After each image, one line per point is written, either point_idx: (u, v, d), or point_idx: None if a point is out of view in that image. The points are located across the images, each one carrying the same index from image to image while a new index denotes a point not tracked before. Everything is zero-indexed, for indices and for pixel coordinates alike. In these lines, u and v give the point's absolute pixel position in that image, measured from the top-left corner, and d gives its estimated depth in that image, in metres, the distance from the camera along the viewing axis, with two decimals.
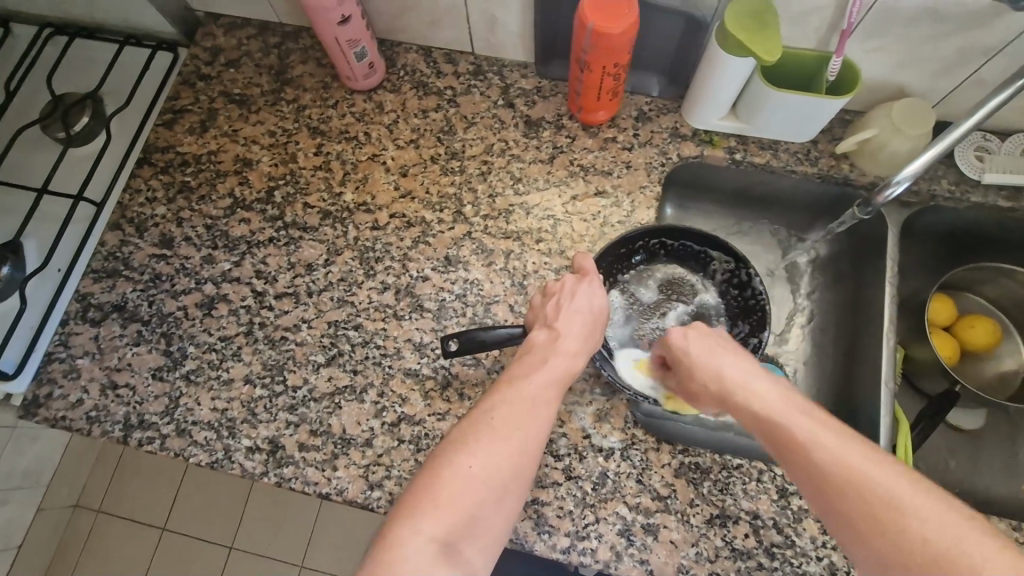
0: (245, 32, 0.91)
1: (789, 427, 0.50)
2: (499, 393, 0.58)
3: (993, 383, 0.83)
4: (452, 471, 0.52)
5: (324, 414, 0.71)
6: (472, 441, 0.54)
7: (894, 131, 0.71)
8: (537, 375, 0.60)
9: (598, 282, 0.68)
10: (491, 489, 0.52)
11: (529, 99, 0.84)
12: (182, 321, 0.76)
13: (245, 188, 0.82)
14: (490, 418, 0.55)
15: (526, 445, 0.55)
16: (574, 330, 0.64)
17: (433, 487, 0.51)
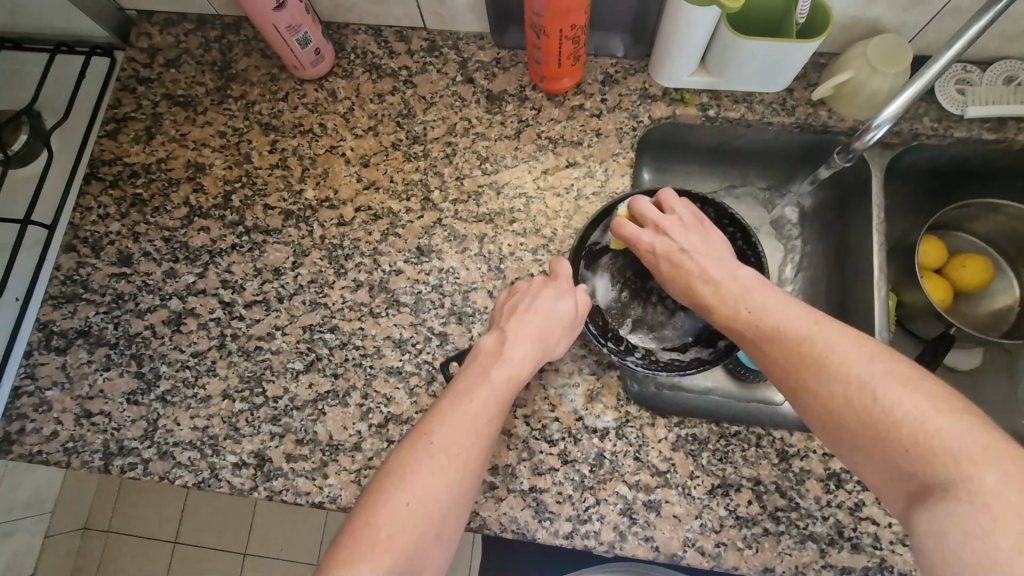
0: (183, 29, 0.85)
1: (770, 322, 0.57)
2: (437, 415, 0.59)
3: (983, 321, 0.82)
4: (385, 509, 0.52)
5: (309, 421, 0.69)
6: (409, 471, 0.55)
7: (871, 71, 0.68)
8: (479, 391, 0.60)
9: (557, 285, 0.67)
10: (428, 520, 0.53)
11: (488, 72, 0.79)
12: (150, 340, 0.73)
13: (200, 195, 0.78)
14: (428, 443, 0.56)
15: (463, 472, 0.56)
16: (524, 337, 0.63)
17: (368, 521, 0.52)
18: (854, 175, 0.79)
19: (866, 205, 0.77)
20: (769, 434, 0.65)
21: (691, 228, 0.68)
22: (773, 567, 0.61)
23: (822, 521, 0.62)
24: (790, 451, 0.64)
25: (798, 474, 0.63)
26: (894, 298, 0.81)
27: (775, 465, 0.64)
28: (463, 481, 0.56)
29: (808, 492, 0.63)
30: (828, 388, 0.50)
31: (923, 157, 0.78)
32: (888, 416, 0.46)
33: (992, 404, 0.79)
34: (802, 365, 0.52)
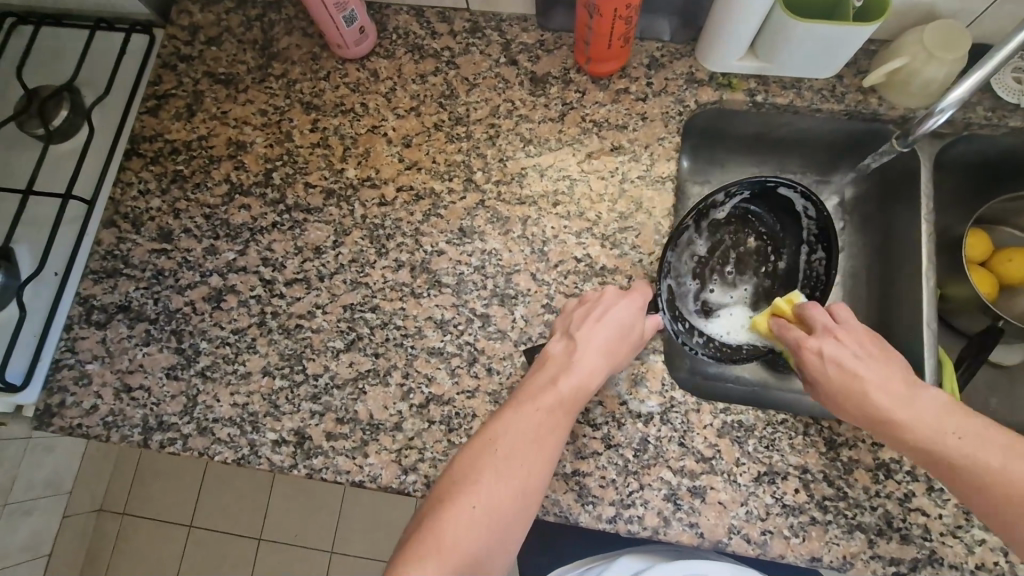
0: (223, 6, 0.85)
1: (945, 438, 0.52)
2: (504, 421, 0.59)
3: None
4: (452, 515, 0.54)
5: (349, 400, 0.68)
6: (475, 475, 0.56)
7: (927, 57, 0.67)
8: (545, 398, 0.60)
9: (635, 299, 0.65)
10: (492, 524, 0.54)
11: (532, 54, 0.79)
12: (190, 316, 0.73)
13: (241, 172, 0.78)
14: (494, 447, 0.57)
15: (529, 479, 0.57)
16: (591, 346, 0.62)
17: (434, 525, 0.54)
18: (895, 164, 0.78)
19: (910, 196, 0.76)
20: (817, 423, 0.64)
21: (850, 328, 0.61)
22: (821, 557, 0.60)
23: (870, 510, 0.61)
24: (838, 440, 0.63)
25: (846, 463, 0.63)
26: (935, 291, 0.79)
27: (822, 454, 0.63)
28: (527, 488, 0.56)
29: (856, 482, 0.62)
30: None
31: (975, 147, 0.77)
32: None
33: None
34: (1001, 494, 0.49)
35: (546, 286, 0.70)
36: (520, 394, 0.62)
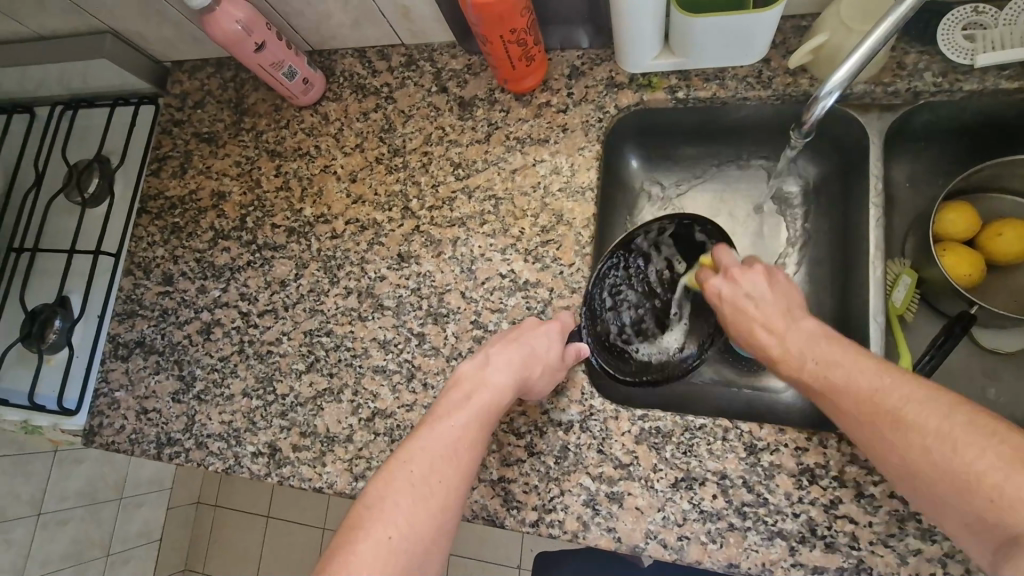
0: (205, 73, 0.97)
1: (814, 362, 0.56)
2: (418, 443, 0.61)
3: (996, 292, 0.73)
4: (369, 543, 0.54)
5: (310, 416, 0.77)
6: (389, 499, 0.57)
7: (847, 31, 0.62)
8: (460, 417, 0.62)
9: (556, 332, 0.67)
10: (411, 545, 0.55)
11: (460, 79, 0.82)
12: (188, 347, 0.86)
13: (222, 220, 0.89)
14: (408, 468, 0.59)
15: (447, 494, 0.58)
16: (507, 362, 0.64)
17: (348, 555, 0.54)
18: (848, 138, 0.73)
19: (863, 175, 0.72)
20: (737, 427, 0.63)
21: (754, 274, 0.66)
22: (738, 563, 0.60)
23: (791, 517, 0.60)
24: (758, 445, 0.62)
25: (767, 468, 0.62)
26: (912, 276, 0.72)
27: (742, 459, 0.62)
28: (444, 506, 0.58)
29: (778, 488, 0.61)
30: (902, 443, 0.48)
31: (939, 116, 0.70)
32: (937, 458, 0.46)
33: None
34: (863, 404, 0.51)
35: (474, 303, 0.74)
36: (431, 416, 0.64)
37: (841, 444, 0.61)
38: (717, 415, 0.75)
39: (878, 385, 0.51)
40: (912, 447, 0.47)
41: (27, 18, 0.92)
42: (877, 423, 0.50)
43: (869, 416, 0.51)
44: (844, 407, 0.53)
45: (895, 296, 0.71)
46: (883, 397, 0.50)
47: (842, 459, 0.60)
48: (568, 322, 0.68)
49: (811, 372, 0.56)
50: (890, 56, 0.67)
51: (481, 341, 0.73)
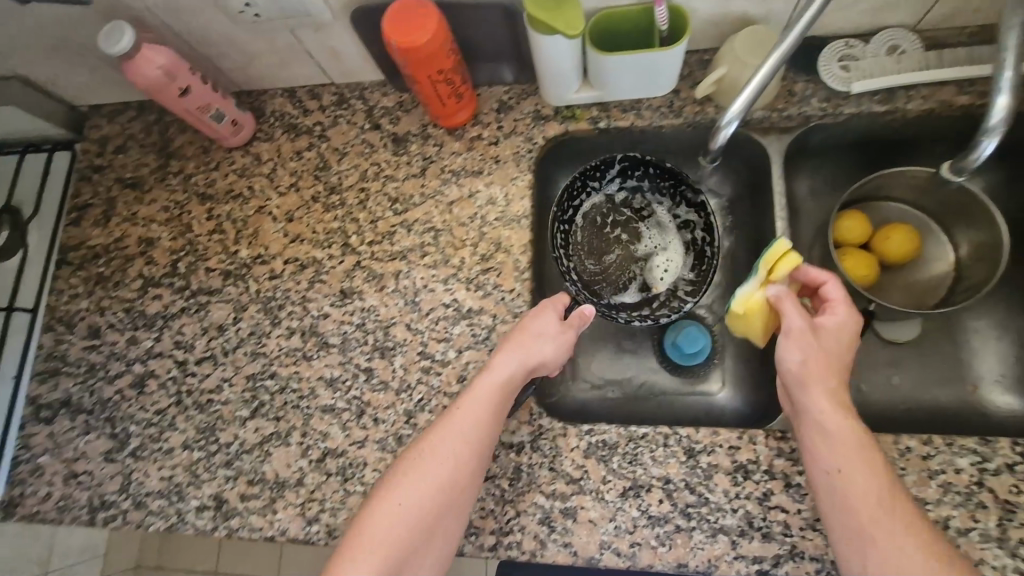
0: (126, 116, 0.94)
1: (827, 436, 0.58)
2: (433, 434, 0.63)
3: (900, 289, 0.82)
4: (382, 512, 0.60)
5: (257, 463, 0.75)
6: (402, 476, 0.62)
7: (741, 66, 0.69)
8: (469, 401, 0.64)
9: (552, 317, 0.69)
10: (415, 519, 0.60)
11: (393, 116, 0.84)
12: (120, 403, 0.81)
13: (152, 267, 0.86)
14: (420, 453, 0.63)
15: (447, 480, 0.61)
16: (510, 350, 0.67)
17: (365, 518, 0.61)
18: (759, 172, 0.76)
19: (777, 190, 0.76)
20: (676, 433, 0.67)
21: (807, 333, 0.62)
22: (687, 563, 0.63)
23: (731, 513, 0.64)
24: (697, 448, 0.66)
25: (705, 469, 0.66)
26: None
27: (682, 463, 0.66)
28: (444, 490, 0.61)
29: (717, 486, 0.65)
30: (861, 524, 0.53)
31: (830, 135, 0.78)
32: (886, 551, 0.52)
33: (927, 374, 0.78)
34: (844, 484, 0.55)
35: (420, 334, 0.76)
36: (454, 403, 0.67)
37: (769, 439, 0.65)
38: (650, 422, 0.80)
39: (853, 460, 0.56)
40: (863, 535, 0.53)
41: None
42: (846, 504, 0.55)
43: (845, 498, 0.55)
44: (835, 479, 0.56)
45: None
46: (864, 495, 0.54)
47: (771, 453, 0.65)
48: (555, 307, 0.70)
49: (812, 429, 0.59)
50: (781, 85, 0.75)
51: (429, 371, 0.74)
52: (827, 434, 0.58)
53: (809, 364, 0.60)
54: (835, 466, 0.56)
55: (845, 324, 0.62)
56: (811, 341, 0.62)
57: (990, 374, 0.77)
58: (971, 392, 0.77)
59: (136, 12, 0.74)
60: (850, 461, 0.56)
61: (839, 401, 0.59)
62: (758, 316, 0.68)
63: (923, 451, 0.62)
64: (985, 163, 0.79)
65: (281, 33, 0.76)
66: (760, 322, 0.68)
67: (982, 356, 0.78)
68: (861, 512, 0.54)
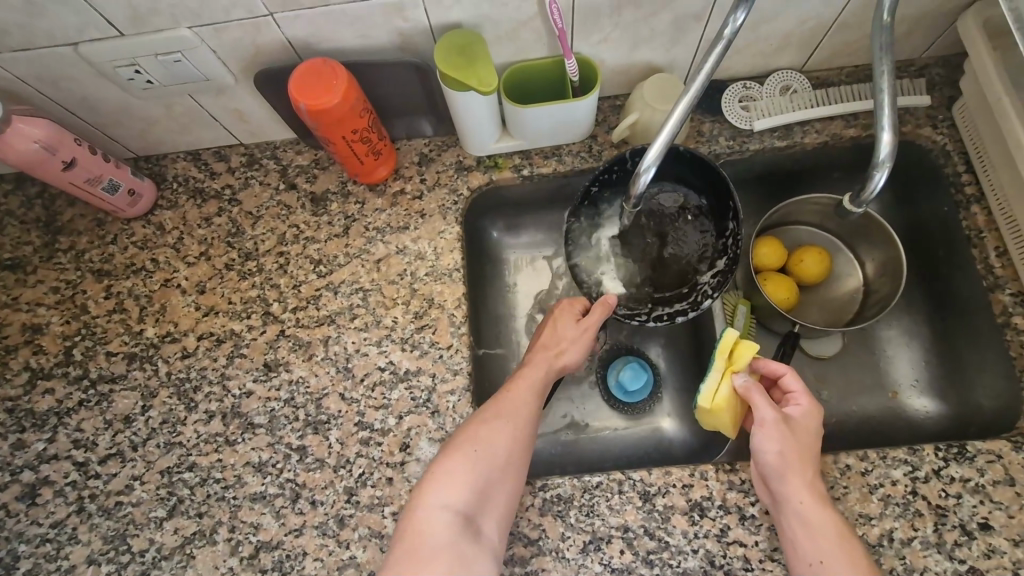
0: (1, 190, 0.84)
1: (803, 521, 0.57)
2: (502, 395, 0.64)
3: (819, 307, 0.86)
4: (455, 462, 0.58)
5: (179, 569, 0.67)
6: (473, 430, 0.60)
7: (652, 110, 0.72)
8: (524, 376, 0.65)
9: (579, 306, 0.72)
10: (488, 467, 0.58)
11: (309, 174, 0.81)
12: (5, 520, 0.70)
13: (40, 356, 0.76)
14: (488, 411, 0.62)
15: (521, 431, 0.61)
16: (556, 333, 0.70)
17: (435, 471, 0.58)
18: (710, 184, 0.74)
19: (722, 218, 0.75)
20: (630, 478, 0.66)
21: (780, 426, 0.59)
22: None
23: (692, 554, 0.63)
24: (651, 491, 0.65)
25: (662, 512, 0.65)
26: (746, 305, 0.81)
27: (639, 509, 0.65)
28: (518, 439, 0.60)
29: (675, 528, 0.64)
30: None
31: (740, 169, 0.82)
32: None
33: (852, 385, 0.83)
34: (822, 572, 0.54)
35: (356, 404, 0.71)
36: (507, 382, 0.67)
37: (719, 473, 0.66)
38: (592, 471, 0.78)
39: (834, 550, 0.55)
40: None
41: None
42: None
43: None
44: (813, 562, 0.55)
45: (737, 323, 0.80)
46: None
47: (722, 487, 0.65)
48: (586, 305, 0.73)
49: (789, 513, 0.58)
50: (690, 126, 0.78)
51: (368, 443, 0.69)
52: (803, 518, 0.57)
53: (788, 457, 0.58)
54: (810, 547, 0.56)
55: (810, 412, 0.61)
56: (783, 433, 0.59)
57: (906, 379, 0.82)
58: (892, 399, 0.82)
59: (5, 81, 0.66)
60: (826, 546, 0.55)
61: (815, 490, 0.58)
62: (726, 412, 0.64)
63: (860, 467, 0.65)
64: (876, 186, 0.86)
65: (179, 97, 0.72)
66: (728, 418, 0.64)
67: (897, 363, 0.83)
68: None
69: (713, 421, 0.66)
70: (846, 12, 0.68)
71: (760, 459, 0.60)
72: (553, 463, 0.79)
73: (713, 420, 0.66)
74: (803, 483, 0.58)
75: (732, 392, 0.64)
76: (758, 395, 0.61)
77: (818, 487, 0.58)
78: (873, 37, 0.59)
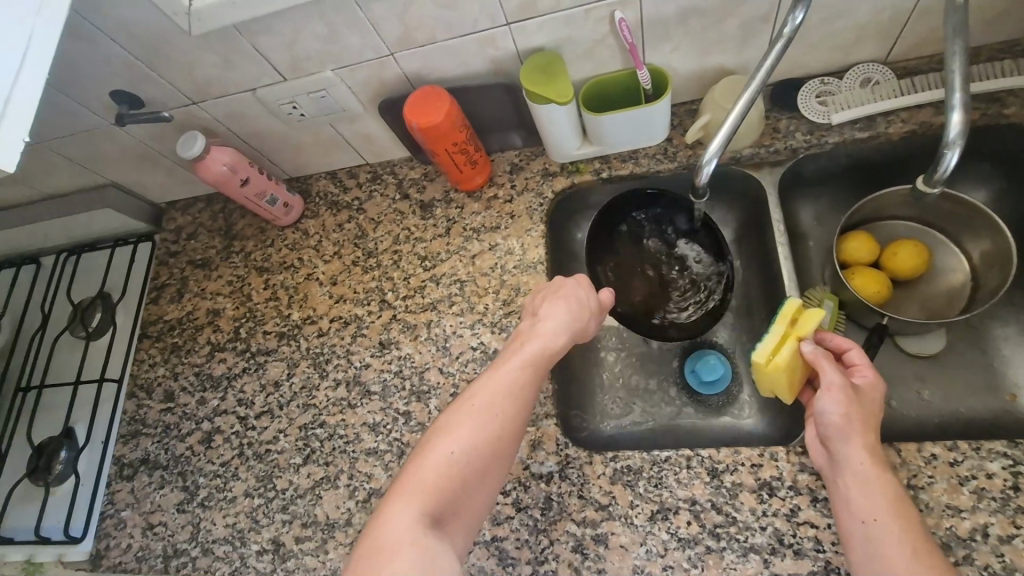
0: (197, 208, 1.09)
1: (860, 479, 0.56)
2: (483, 379, 0.65)
3: (921, 305, 0.83)
4: (435, 455, 0.59)
5: (310, 506, 0.82)
6: (453, 419, 0.61)
7: (722, 111, 0.77)
8: (513, 361, 0.66)
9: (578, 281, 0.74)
10: (468, 461, 0.59)
11: (420, 185, 0.96)
12: (191, 457, 0.90)
13: (218, 334, 0.97)
14: (471, 401, 0.62)
15: (505, 421, 0.62)
16: (551, 316, 0.70)
17: (418, 461, 0.59)
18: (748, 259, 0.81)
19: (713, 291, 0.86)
20: (698, 455, 0.69)
21: (847, 389, 0.59)
22: None
23: (760, 531, 0.65)
24: (720, 468, 0.68)
25: (730, 488, 0.67)
26: (834, 299, 0.80)
27: (707, 484, 0.68)
28: (498, 431, 0.61)
29: (743, 505, 0.66)
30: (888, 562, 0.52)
31: (822, 164, 0.83)
32: None
33: (960, 386, 0.78)
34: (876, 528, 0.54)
35: (452, 377, 0.82)
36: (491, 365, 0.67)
37: (790, 455, 0.67)
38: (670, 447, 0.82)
39: (888, 508, 0.54)
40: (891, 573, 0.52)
41: (38, 181, 1.02)
42: (876, 542, 0.53)
43: (875, 535, 0.54)
44: (866, 517, 0.55)
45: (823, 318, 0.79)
46: (894, 535, 0.53)
47: (794, 468, 0.66)
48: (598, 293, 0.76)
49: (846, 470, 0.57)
50: (766, 124, 0.81)
51: None
52: (860, 477, 0.56)
53: (851, 419, 0.58)
54: (866, 503, 0.55)
55: (876, 384, 0.62)
56: (849, 395, 0.59)
57: None
58: (1008, 402, 0.76)
59: (206, 121, 0.89)
60: (882, 502, 0.55)
61: (876, 454, 0.57)
62: (783, 370, 0.65)
63: (949, 457, 0.62)
64: (982, 176, 0.81)
65: (323, 126, 0.90)
66: (784, 377, 0.66)
67: (1016, 363, 0.77)
68: (893, 551, 0.52)
69: (766, 379, 0.68)
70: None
71: (824, 419, 0.59)
72: (629, 441, 0.83)
73: (769, 379, 0.67)
74: (863, 444, 0.57)
75: (794, 353, 0.65)
76: (826, 360, 0.61)
77: (878, 451, 0.58)
78: (946, 19, 0.59)
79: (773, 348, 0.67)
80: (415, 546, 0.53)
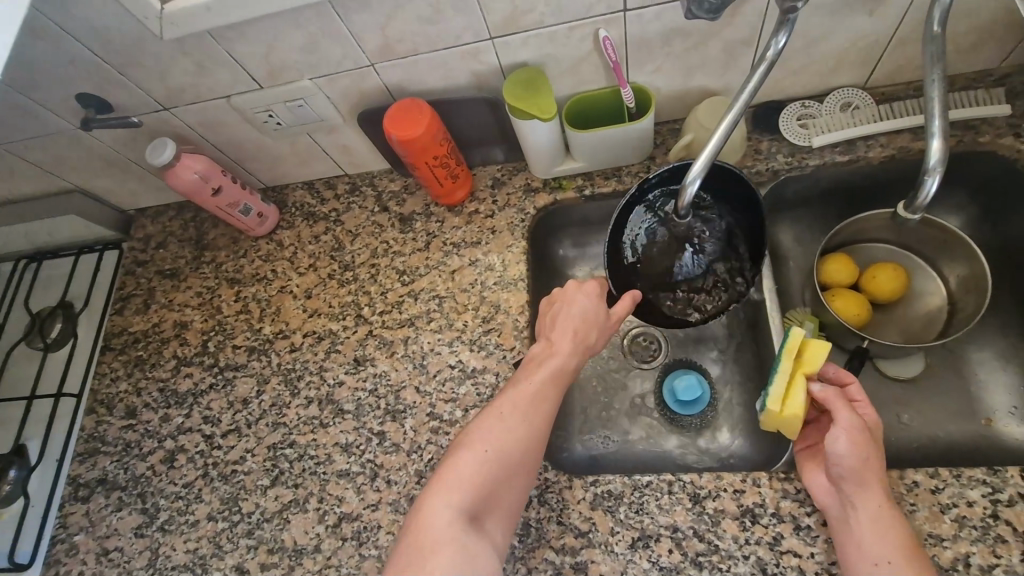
0: (167, 216, 1.05)
1: (871, 519, 0.57)
2: (506, 391, 0.65)
3: (900, 328, 0.83)
4: (465, 459, 0.60)
5: (277, 531, 0.78)
6: (482, 428, 0.62)
7: (705, 130, 0.77)
8: (539, 373, 0.66)
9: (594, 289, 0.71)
10: (497, 467, 0.60)
11: (399, 198, 0.94)
12: (152, 478, 0.86)
13: (185, 347, 0.93)
14: (500, 410, 0.63)
15: (530, 432, 0.62)
16: (564, 334, 0.69)
17: (450, 463, 0.60)
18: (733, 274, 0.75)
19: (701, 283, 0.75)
20: (680, 480, 0.68)
21: (858, 429, 0.59)
22: None
23: (742, 560, 0.63)
24: (701, 493, 0.67)
25: (712, 515, 0.66)
26: (814, 321, 0.80)
27: (689, 510, 0.66)
28: (525, 440, 0.62)
29: (725, 533, 0.65)
30: None
31: (803, 186, 0.83)
32: None
33: (937, 410, 0.78)
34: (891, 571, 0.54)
35: (429, 396, 0.80)
36: (510, 382, 0.67)
37: (773, 481, 0.66)
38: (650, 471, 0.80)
39: (900, 549, 0.55)
40: None
41: None
42: None
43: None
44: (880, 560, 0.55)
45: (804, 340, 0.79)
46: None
47: (776, 495, 0.65)
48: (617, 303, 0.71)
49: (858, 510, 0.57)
50: (748, 145, 0.81)
51: (437, 431, 0.77)
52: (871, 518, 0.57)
53: (862, 459, 0.58)
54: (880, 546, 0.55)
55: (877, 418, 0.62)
56: (860, 435, 0.59)
57: (1001, 406, 0.76)
58: (985, 426, 0.76)
59: (177, 128, 0.86)
60: (894, 545, 0.55)
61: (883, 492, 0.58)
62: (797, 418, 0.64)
63: (930, 484, 0.62)
64: (957, 201, 0.82)
65: (301, 136, 0.88)
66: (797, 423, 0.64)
67: (991, 388, 0.77)
68: None
69: (776, 422, 0.66)
70: (903, 27, 0.69)
71: (838, 460, 0.58)
72: (610, 464, 0.82)
73: (779, 423, 0.66)
74: (872, 484, 0.58)
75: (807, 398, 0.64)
76: (839, 400, 0.60)
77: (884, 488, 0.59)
78: (924, 48, 0.60)
79: (784, 393, 0.65)
80: (455, 542, 0.55)
